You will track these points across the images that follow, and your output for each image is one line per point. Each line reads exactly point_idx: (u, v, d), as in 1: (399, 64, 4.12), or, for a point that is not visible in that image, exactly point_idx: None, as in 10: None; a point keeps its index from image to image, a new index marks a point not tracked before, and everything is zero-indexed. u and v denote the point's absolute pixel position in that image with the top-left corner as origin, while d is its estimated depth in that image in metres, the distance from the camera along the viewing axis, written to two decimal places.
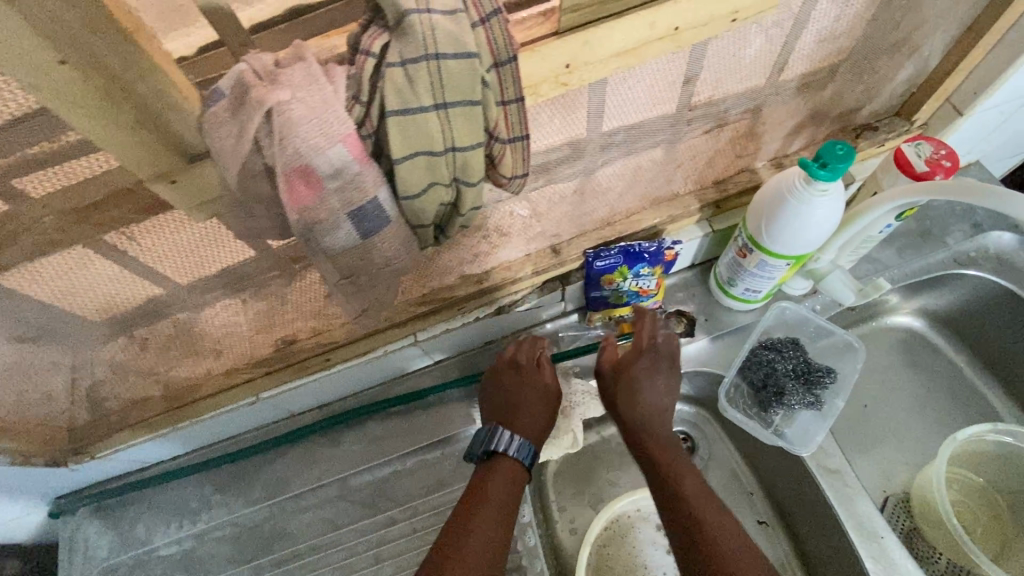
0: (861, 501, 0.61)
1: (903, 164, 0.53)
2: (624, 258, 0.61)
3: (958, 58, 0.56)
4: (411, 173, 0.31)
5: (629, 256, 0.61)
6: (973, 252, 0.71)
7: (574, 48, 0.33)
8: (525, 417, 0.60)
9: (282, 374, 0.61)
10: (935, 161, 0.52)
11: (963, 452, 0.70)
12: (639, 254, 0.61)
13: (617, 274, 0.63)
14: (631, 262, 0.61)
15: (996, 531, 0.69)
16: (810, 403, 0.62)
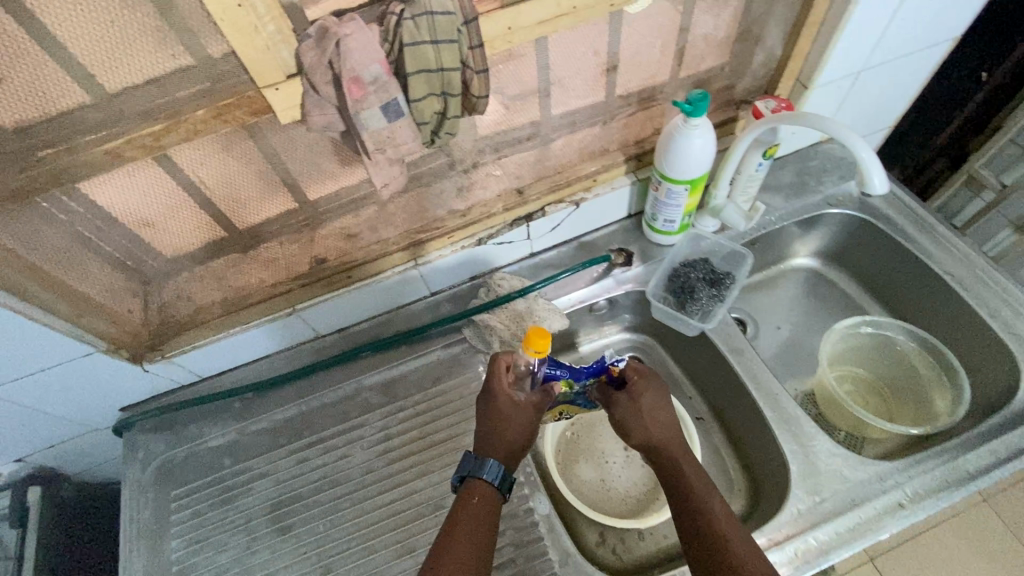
0: (762, 370, 0.80)
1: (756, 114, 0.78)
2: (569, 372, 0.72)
3: (793, 46, 0.81)
4: (417, 83, 0.52)
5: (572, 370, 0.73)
6: (841, 196, 0.94)
7: (513, 17, 0.55)
8: (509, 422, 0.69)
9: (313, 287, 0.79)
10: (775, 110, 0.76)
11: (845, 348, 0.90)
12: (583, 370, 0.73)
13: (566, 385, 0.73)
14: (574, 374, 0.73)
15: (881, 409, 0.88)
16: (715, 296, 0.83)
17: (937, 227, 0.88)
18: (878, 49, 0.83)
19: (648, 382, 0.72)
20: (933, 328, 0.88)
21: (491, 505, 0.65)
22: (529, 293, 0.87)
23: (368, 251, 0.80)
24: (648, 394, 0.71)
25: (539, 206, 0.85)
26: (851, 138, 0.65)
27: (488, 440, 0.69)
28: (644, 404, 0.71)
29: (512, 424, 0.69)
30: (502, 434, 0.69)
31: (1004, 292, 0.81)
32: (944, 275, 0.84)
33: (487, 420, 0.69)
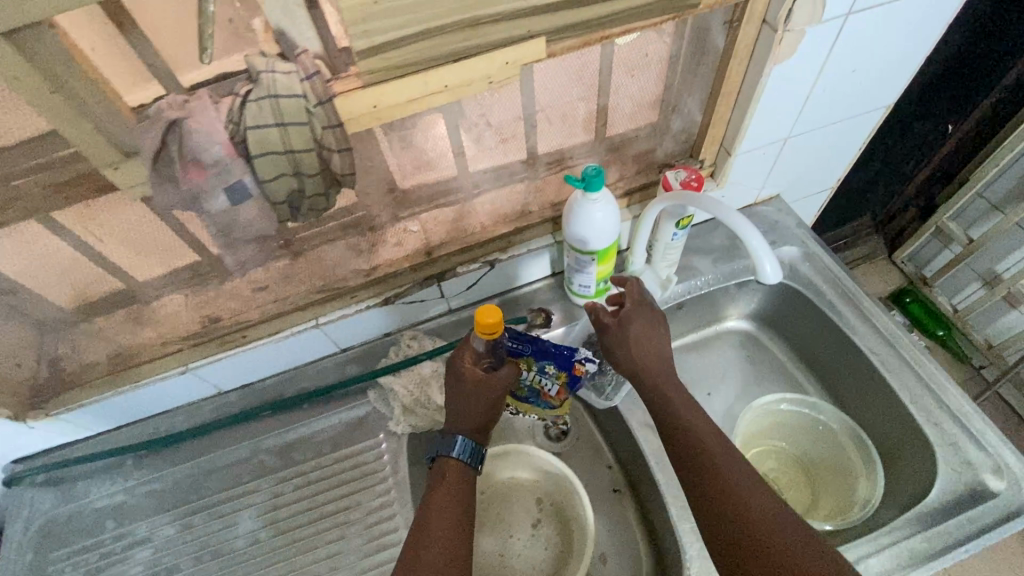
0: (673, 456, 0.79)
1: (666, 185, 0.74)
2: (531, 350, 0.74)
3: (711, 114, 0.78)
4: (264, 165, 0.50)
5: (535, 347, 0.74)
6: (772, 262, 0.90)
7: (376, 95, 0.53)
8: (474, 399, 0.72)
9: (207, 346, 0.77)
10: (686, 182, 0.73)
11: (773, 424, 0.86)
12: (552, 352, 0.74)
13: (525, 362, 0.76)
14: (537, 357, 0.75)
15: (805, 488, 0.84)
16: (622, 367, 0.79)
17: (863, 302, 0.84)
18: (802, 118, 0.80)
19: (638, 310, 0.74)
20: (860, 408, 0.84)
21: (463, 481, 0.69)
22: (439, 354, 0.83)
23: (265, 310, 0.77)
24: (636, 324, 0.73)
25: (449, 265, 0.82)
26: (742, 221, 0.63)
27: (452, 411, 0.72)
28: (633, 331, 0.73)
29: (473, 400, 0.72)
30: (471, 409, 0.72)
31: (927, 377, 0.77)
32: (868, 355, 0.80)
33: (455, 399, 0.72)
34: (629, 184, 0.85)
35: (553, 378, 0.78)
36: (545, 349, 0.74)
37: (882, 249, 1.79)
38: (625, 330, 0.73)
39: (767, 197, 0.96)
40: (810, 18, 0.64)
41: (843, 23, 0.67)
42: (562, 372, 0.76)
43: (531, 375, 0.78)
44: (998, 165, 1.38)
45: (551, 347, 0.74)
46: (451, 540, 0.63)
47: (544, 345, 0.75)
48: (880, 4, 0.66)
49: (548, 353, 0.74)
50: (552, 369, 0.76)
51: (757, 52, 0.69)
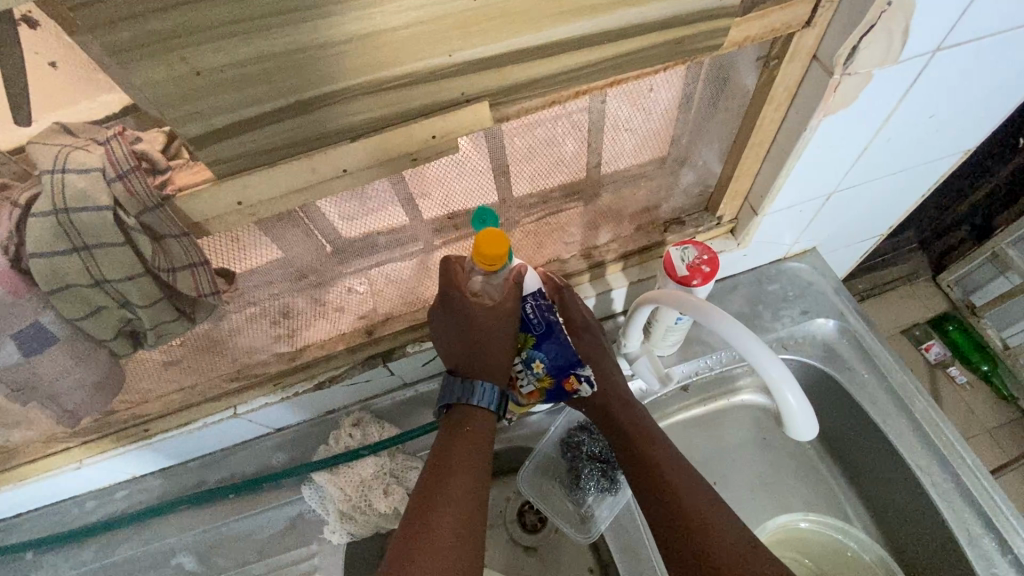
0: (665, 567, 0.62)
1: (669, 266, 0.57)
2: (542, 330, 0.58)
3: (734, 165, 0.60)
4: (67, 301, 0.35)
5: (547, 332, 0.59)
6: (800, 337, 0.73)
7: (237, 190, 0.36)
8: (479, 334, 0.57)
9: (100, 443, 0.64)
10: (697, 265, 0.55)
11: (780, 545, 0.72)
12: (556, 350, 0.60)
13: (524, 338, 0.59)
14: (538, 343, 0.59)
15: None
16: (606, 488, 0.66)
17: (912, 402, 0.67)
18: (854, 170, 0.61)
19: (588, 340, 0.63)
20: (903, 533, 0.68)
21: (473, 440, 0.55)
22: (384, 448, 0.69)
23: (168, 402, 0.63)
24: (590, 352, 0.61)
25: (397, 344, 0.67)
26: (758, 345, 0.48)
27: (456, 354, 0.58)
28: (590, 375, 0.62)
29: (482, 335, 0.56)
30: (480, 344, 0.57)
31: (991, 511, 0.61)
32: (917, 472, 0.64)
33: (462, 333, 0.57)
34: (623, 245, 0.68)
35: (529, 384, 0.62)
36: (553, 337, 0.59)
37: (924, 269, 1.58)
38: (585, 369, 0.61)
39: (798, 251, 0.77)
40: (883, 57, 0.45)
41: (928, 58, 0.47)
42: (546, 377, 0.61)
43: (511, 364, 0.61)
44: None
45: (562, 342, 0.60)
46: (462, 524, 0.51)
47: (554, 337, 0.59)
48: (983, 33, 0.47)
49: (555, 346, 0.59)
50: (540, 368, 0.60)
51: (802, 95, 0.50)
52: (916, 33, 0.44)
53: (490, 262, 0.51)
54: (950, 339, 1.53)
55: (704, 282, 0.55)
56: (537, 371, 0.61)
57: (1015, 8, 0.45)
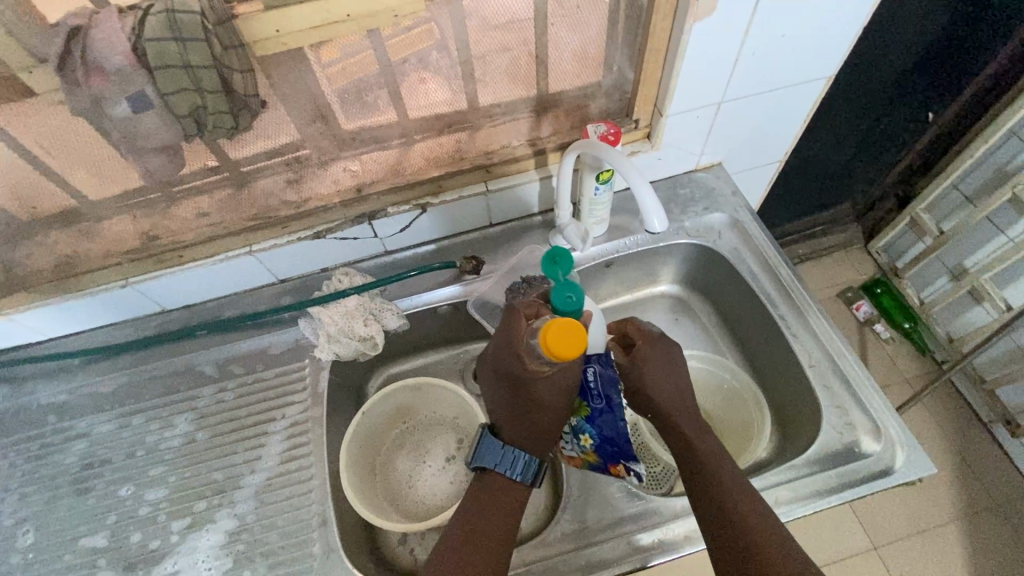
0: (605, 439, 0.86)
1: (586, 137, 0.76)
2: (598, 411, 0.74)
3: (641, 71, 0.79)
4: (166, 77, 0.54)
5: (603, 410, 0.74)
6: (702, 228, 0.92)
7: (278, 19, 0.56)
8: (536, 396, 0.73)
9: (144, 263, 0.82)
10: (603, 135, 0.75)
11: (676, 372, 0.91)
12: (607, 431, 0.75)
13: (581, 409, 0.76)
14: (590, 420, 0.75)
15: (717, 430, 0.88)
16: None
17: (779, 271, 0.86)
18: (733, 83, 0.81)
19: (650, 348, 0.78)
20: (771, 376, 0.86)
21: (511, 488, 0.73)
22: (367, 290, 0.88)
23: (200, 233, 0.81)
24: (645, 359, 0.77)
25: (380, 206, 0.85)
26: (642, 184, 0.67)
27: (515, 420, 0.76)
28: (647, 371, 0.76)
29: (537, 392, 0.73)
30: (533, 402, 0.74)
31: (826, 341, 0.79)
32: (777, 320, 0.82)
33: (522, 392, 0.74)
34: (561, 139, 0.87)
35: (578, 449, 0.79)
36: (607, 420, 0.75)
37: (858, 238, 1.78)
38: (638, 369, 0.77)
39: (707, 166, 0.97)
40: None
41: None
42: (594, 448, 0.78)
43: (566, 426, 0.79)
44: (971, 157, 1.37)
45: (615, 426, 0.74)
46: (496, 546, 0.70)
47: (609, 417, 0.75)
48: None
49: (604, 422, 0.75)
50: (588, 440, 0.77)
51: (678, 8, 0.70)
52: None
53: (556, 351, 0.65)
54: (881, 301, 1.70)
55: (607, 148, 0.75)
56: (586, 441, 0.77)
57: None
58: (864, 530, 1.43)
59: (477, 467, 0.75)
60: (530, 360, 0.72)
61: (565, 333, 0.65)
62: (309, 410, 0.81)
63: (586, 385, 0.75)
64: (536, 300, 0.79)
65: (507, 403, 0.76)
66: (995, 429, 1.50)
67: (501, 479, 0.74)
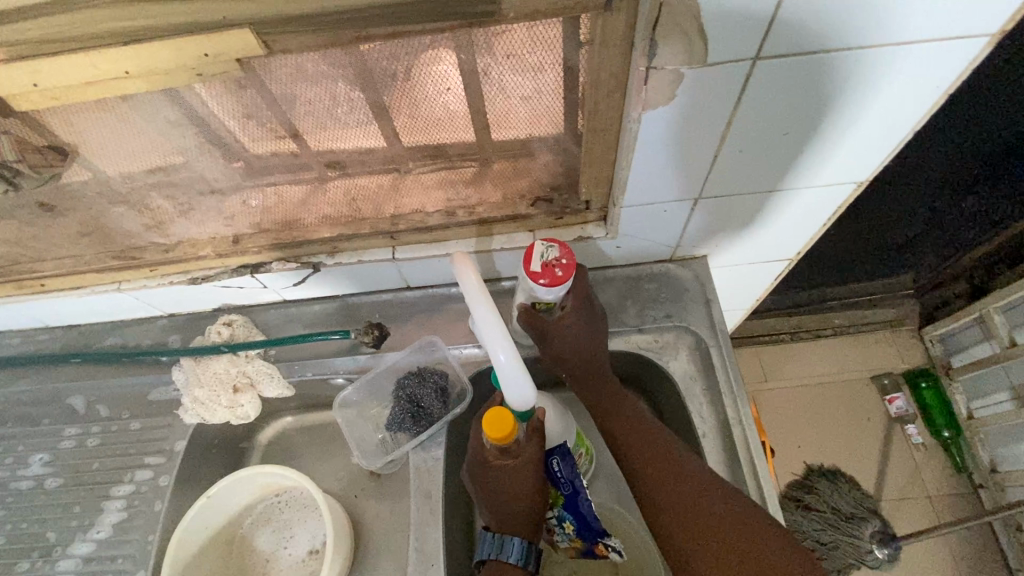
0: None
1: (529, 256, 0.61)
2: (569, 487, 0.68)
3: (585, 151, 0.60)
4: None
5: (572, 494, 0.67)
6: (658, 339, 0.75)
7: (29, 72, 0.42)
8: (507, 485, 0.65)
9: (5, 287, 0.74)
10: (550, 266, 0.61)
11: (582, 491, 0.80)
12: (583, 515, 0.67)
13: (552, 496, 0.69)
14: (563, 507, 0.68)
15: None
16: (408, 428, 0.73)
17: (737, 432, 0.68)
18: (716, 180, 0.60)
19: (578, 311, 0.66)
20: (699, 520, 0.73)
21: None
22: (241, 349, 0.75)
23: (60, 265, 0.72)
24: (582, 322, 0.66)
25: (264, 258, 0.72)
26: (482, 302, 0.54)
27: (492, 509, 0.66)
28: (567, 336, 0.66)
29: (511, 486, 0.65)
30: (506, 495, 0.65)
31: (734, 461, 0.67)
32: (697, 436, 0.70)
33: (492, 488, 0.65)
34: (489, 210, 0.69)
35: (564, 538, 0.70)
36: (576, 506, 0.67)
37: (913, 318, 1.48)
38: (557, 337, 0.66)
39: (686, 256, 0.77)
40: (686, 56, 0.44)
41: (752, 67, 0.46)
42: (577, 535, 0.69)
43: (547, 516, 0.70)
44: None
45: (585, 509, 0.67)
46: None
47: (578, 501, 0.67)
48: (812, 50, 0.44)
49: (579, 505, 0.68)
50: (569, 527, 0.69)
51: (627, 87, 0.50)
52: (717, 39, 0.43)
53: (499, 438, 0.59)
54: (923, 402, 1.43)
55: (549, 283, 0.61)
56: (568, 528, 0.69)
57: (840, 29, 0.42)
58: None
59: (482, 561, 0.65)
60: (489, 455, 0.65)
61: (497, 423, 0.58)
62: (152, 478, 0.73)
63: (550, 474, 0.69)
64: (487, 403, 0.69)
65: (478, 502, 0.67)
66: None
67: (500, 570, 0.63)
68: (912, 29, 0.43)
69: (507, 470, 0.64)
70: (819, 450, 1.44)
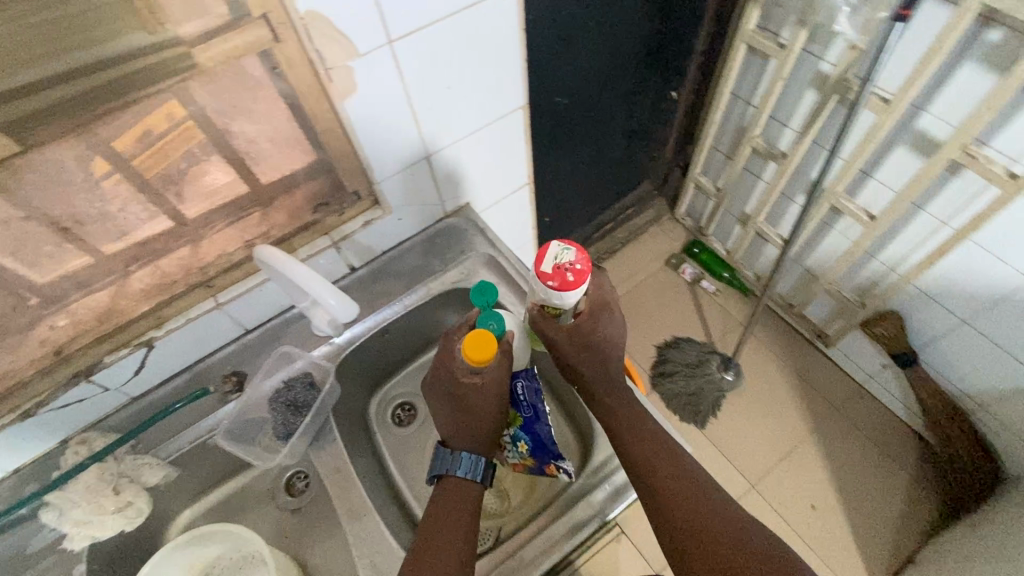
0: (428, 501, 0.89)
1: (542, 255, 0.62)
2: (531, 413, 0.76)
3: (329, 151, 0.77)
4: None
5: (532, 418, 0.76)
6: (462, 273, 0.94)
7: None
8: (478, 404, 0.73)
9: None
10: (563, 269, 0.61)
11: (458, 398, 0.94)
12: (540, 436, 0.77)
13: (513, 419, 0.79)
14: (523, 427, 0.78)
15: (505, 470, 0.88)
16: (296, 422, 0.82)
17: None
18: (429, 138, 0.83)
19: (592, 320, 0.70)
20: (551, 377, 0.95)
21: (466, 490, 0.72)
22: (109, 453, 0.79)
23: None
24: (604, 338, 0.71)
25: (94, 358, 0.76)
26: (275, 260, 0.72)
27: (452, 424, 0.75)
28: (591, 337, 0.71)
29: (478, 401, 0.73)
30: (474, 411, 0.73)
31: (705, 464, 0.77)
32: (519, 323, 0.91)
33: (461, 406, 0.74)
34: (283, 231, 0.83)
35: (519, 454, 0.83)
36: (534, 428, 0.77)
37: (666, 209, 1.97)
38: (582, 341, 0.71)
39: (454, 209, 0.99)
40: (345, 53, 0.66)
41: (391, 48, 0.69)
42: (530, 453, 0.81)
43: (505, 435, 0.81)
44: (713, 123, 1.54)
45: (542, 432, 0.77)
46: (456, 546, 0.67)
47: (537, 423, 0.77)
48: (418, 28, 0.69)
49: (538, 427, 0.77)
50: (524, 445, 0.80)
51: (325, 90, 0.69)
52: (356, 37, 0.65)
53: (474, 360, 0.68)
54: (701, 261, 1.85)
55: (558, 284, 0.61)
56: (523, 446, 0.81)
57: (425, 11, 0.67)
58: (740, 473, 1.54)
59: (437, 476, 0.74)
60: (460, 372, 0.73)
61: (478, 343, 0.68)
62: None
63: (516, 396, 0.76)
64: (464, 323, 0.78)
65: (444, 419, 0.76)
66: (816, 343, 1.68)
67: (450, 484, 0.72)
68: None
69: (477, 388, 0.72)
70: (658, 329, 1.77)
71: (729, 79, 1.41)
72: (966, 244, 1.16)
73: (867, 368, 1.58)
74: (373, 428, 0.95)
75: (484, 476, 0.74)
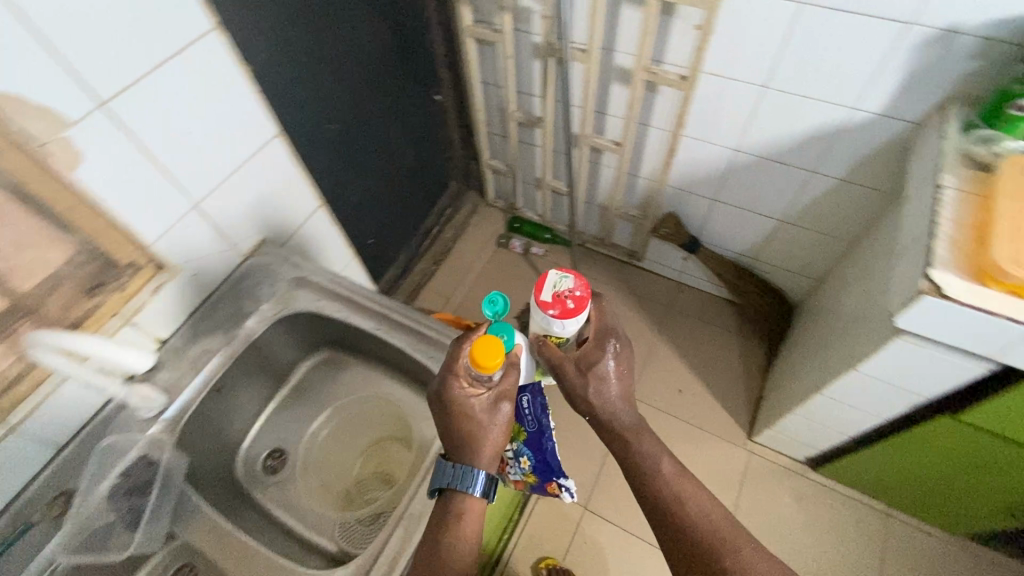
0: (314, 521, 0.94)
1: (542, 285, 0.87)
2: (534, 430, 0.96)
3: (83, 227, 0.75)
4: None
5: (539, 432, 0.94)
6: (280, 300, 0.97)
7: None
8: (481, 414, 0.80)
9: None
10: (562, 299, 0.86)
11: (432, 444, 0.94)
12: (546, 457, 0.96)
13: (517, 433, 0.98)
14: (526, 443, 0.97)
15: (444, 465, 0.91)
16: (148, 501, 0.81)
17: (358, 296, 0.96)
18: (191, 186, 0.86)
19: (598, 350, 0.91)
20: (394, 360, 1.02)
21: (472, 505, 0.78)
22: None
23: None
24: (603, 366, 0.90)
25: None
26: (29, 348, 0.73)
27: (455, 442, 0.79)
28: (597, 366, 0.90)
29: (473, 412, 0.79)
30: (469, 424, 0.79)
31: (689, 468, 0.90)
32: (349, 322, 0.95)
33: (461, 423, 0.79)
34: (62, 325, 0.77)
35: (523, 471, 1.01)
36: (541, 441, 0.94)
37: (477, 199, 2.19)
38: (587, 372, 0.90)
39: (251, 248, 1.02)
40: (53, 126, 0.66)
41: (105, 110, 0.70)
42: (531, 470, 1.00)
43: (509, 453, 1.00)
44: (479, 110, 1.73)
45: (547, 450, 0.94)
46: (465, 551, 0.74)
47: (545, 440, 0.95)
48: (127, 86, 0.72)
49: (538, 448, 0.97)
50: (525, 460, 0.98)
51: (44, 166, 0.67)
52: (59, 107, 0.65)
53: (478, 366, 0.74)
54: (525, 233, 2.07)
55: (557, 311, 0.85)
56: (526, 462, 0.99)
57: (126, 69, 0.70)
58: None
59: (437, 490, 0.80)
60: (465, 384, 0.80)
61: (486, 348, 0.74)
62: None
63: (525, 410, 0.91)
64: (461, 339, 0.84)
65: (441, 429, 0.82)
66: (632, 261, 2.03)
67: (455, 495, 0.78)
68: (160, 50, 0.74)
69: (477, 398, 0.79)
70: (514, 306, 1.99)
71: (473, 71, 1.61)
72: (685, 139, 1.48)
73: (674, 266, 1.92)
74: (246, 488, 0.97)
75: (490, 490, 0.80)
